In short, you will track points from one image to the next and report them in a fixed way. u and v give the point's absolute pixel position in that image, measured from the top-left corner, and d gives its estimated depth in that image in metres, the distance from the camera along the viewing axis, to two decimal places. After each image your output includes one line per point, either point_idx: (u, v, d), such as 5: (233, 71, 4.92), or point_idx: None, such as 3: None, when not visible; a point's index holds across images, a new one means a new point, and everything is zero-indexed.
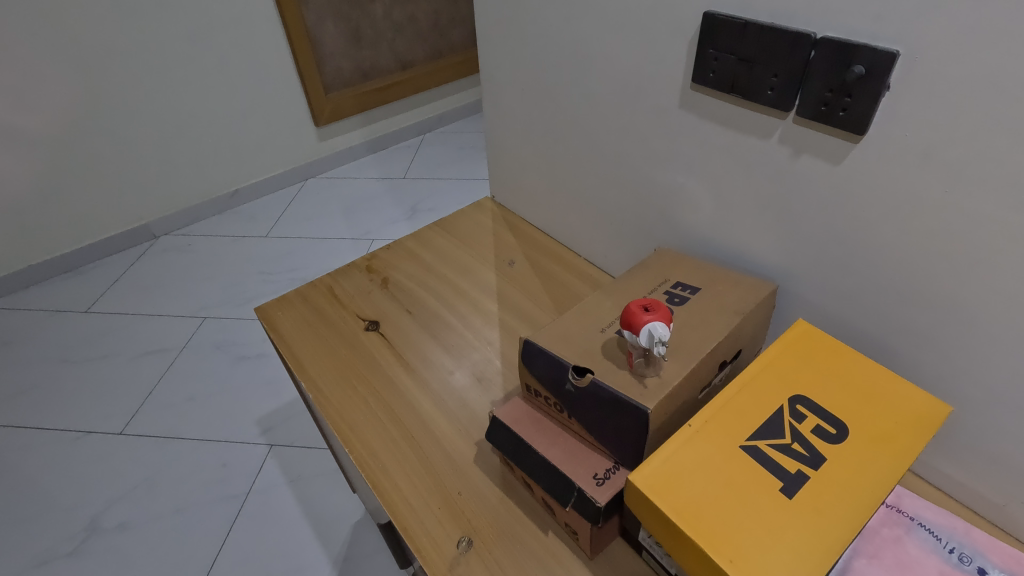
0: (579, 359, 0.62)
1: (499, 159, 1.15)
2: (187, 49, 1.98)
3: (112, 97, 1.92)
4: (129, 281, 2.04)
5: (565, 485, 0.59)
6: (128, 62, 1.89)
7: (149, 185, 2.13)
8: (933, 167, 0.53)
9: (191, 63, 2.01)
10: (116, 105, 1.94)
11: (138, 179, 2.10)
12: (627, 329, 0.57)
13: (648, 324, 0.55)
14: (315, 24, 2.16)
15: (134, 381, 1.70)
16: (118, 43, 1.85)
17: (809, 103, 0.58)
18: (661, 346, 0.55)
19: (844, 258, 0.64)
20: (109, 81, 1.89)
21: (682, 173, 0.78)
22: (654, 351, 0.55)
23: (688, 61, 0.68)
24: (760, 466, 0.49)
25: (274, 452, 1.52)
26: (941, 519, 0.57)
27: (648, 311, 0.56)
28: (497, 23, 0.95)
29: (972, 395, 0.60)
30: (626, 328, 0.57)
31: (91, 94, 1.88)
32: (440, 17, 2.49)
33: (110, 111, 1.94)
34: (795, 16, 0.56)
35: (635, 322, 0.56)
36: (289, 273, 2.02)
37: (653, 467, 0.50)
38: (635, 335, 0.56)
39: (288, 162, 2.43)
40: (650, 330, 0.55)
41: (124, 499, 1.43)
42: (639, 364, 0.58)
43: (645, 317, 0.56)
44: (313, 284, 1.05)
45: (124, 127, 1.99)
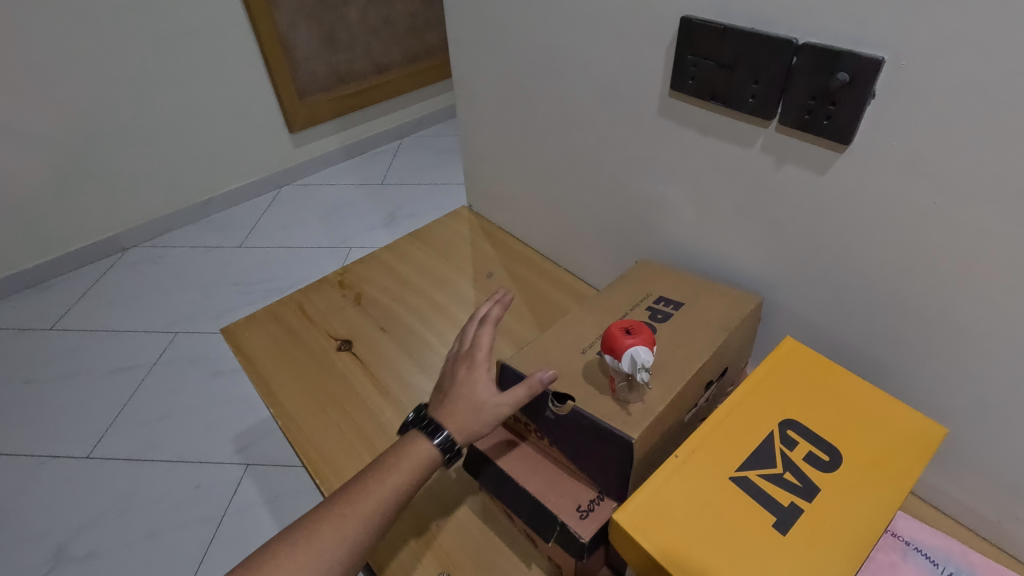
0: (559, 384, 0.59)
1: (475, 167, 1.12)
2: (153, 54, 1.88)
3: (75, 109, 1.81)
4: (97, 296, 1.95)
5: (547, 519, 0.56)
6: (91, 70, 1.79)
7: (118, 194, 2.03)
8: (922, 175, 0.50)
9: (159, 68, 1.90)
10: (79, 119, 1.83)
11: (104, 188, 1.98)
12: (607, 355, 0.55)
13: (630, 348, 0.52)
14: (287, 29, 2.08)
15: (103, 402, 1.62)
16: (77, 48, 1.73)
17: (792, 112, 0.56)
18: (644, 372, 0.52)
19: (831, 271, 0.62)
20: (68, 88, 1.77)
21: (662, 182, 0.75)
22: (637, 377, 0.52)
23: (666, 66, 0.66)
24: (751, 500, 0.47)
25: (250, 471, 1.45)
26: (936, 542, 0.55)
27: (629, 335, 0.54)
28: (469, 26, 0.91)
29: (964, 411, 0.58)
30: (607, 353, 0.54)
31: (53, 106, 1.77)
32: (416, 18, 2.41)
33: (73, 123, 1.83)
34: (774, 21, 0.54)
35: (616, 347, 0.53)
36: (264, 285, 1.95)
37: (639, 502, 0.47)
38: (618, 360, 0.53)
39: (262, 169, 2.32)
40: (632, 355, 0.52)
41: (93, 527, 1.36)
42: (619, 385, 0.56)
43: (626, 341, 0.53)
44: (283, 301, 1.01)
45: (89, 142, 1.89)
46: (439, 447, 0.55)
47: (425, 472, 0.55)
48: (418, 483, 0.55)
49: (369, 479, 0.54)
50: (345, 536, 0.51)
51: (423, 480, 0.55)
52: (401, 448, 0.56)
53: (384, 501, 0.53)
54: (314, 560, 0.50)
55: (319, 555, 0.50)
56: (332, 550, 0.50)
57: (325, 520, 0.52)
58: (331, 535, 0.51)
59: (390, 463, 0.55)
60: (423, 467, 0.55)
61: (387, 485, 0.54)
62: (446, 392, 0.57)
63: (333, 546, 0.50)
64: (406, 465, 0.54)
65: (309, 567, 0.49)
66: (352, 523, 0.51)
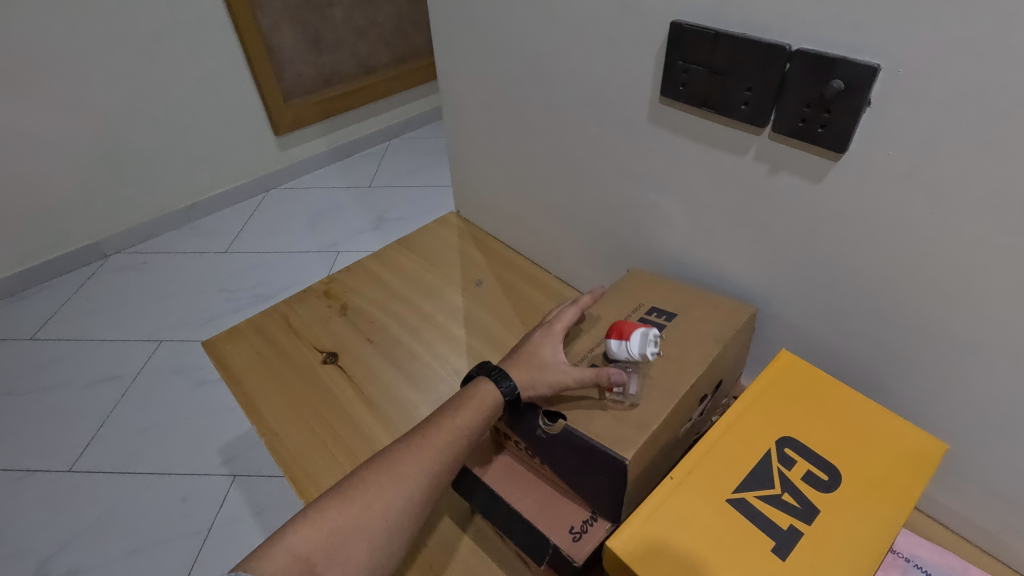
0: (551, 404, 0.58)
1: (463, 172, 1.09)
2: (125, 46, 1.66)
3: (33, 106, 1.58)
4: (78, 302, 1.75)
5: (539, 541, 0.54)
6: (51, 69, 1.57)
7: (72, 186, 1.75)
8: (918, 185, 0.49)
9: (116, 52, 1.65)
10: (43, 110, 1.61)
11: (53, 183, 1.71)
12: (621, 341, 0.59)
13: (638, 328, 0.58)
14: (271, 26, 1.87)
15: (83, 415, 1.45)
16: (46, 41, 1.53)
17: (787, 120, 0.54)
18: (654, 346, 0.57)
19: (827, 281, 0.60)
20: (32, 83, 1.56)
21: (653, 190, 0.74)
22: (647, 352, 0.57)
23: (657, 72, 0.64)
24: (749, 522, 0.46)
25: (238, 482, 1.30)
26: (938, 559, 0.56)
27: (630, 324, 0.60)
28: (457, 29, 0.88)
29: (962, 424, 0.57)
30: (613, 338, 0.58)
31: (9, 113, 1.56)
32: (404, 20, 2.20)
33: (37, 122, 1.61)
34: (767, 26, 0.52)
35: (623, 330, 0.58)
36: (252, 291, 1.76)
37: (636, 526, 0.46)
38: (626, 340, 0.57)
39: (248, 171, 2.10)
40: (642, 331, 0.57)
41: (80, 537, 1.22)
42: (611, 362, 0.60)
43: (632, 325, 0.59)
44: (267, 313, 0.98)
45: (53, 137, 1.65)
46: (505, 395, 0.57)
47: (492, 415, 0.57)
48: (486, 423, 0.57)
49: (440, 418, 0.56)
50: (423, 466, 0.53)
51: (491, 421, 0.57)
52: (469, 391, 0.58)
53: (455, 438, 0.55)
54: (397, 486, 0.52)
55: (400, 482, 0.52)
56: (413, 478, 0.53)
57: (404, 451, 0.54)
58: (411, 465, 0.53)
59: (459, 402, 0.57)
60: (493, 410, 0.57)
61: (459, 422, 0.56)
62: (518, 350, 0.61)
63: (413, 474, 0.53)
64: (474, 405, 0.56)
65: (393, 492, 0.52)
66: (429, 455, 0.54)
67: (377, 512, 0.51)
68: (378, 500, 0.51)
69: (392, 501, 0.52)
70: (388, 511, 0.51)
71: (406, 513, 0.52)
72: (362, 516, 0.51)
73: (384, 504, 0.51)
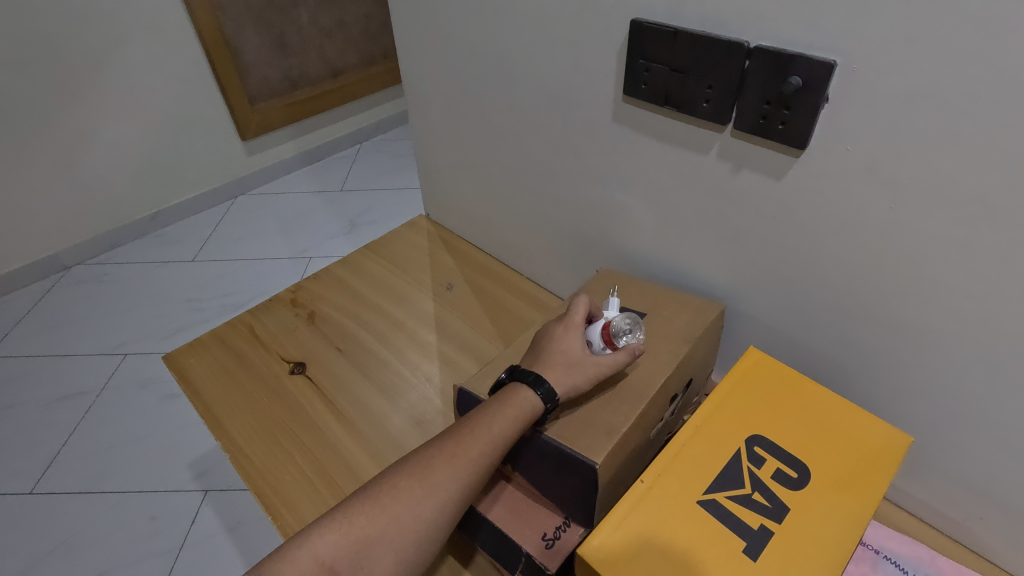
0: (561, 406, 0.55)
1: (431, 174, 1.07)
2: (79, 50, 1.59)
3: None
4: (37, 317, 1.68)
5: (511, 550, 0.54)
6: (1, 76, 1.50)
7: (27, 197, 1.67)
8: (876, 181, 0.50)
9: (70, 57, 1.58)
10: None
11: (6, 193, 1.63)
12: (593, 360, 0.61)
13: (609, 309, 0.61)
14: (233, 29, 1.82)
15: (42, 435, 1.38)
16: None
17: (747, 117, 0.54)
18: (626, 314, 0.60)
19: (791, 278, 0.61)
20: None
21: (620, 190, 0.73)
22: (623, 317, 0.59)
23: (619, 71, 0.64)
24: (720, 523, 0.46)
25: (210, 497, 1.26)
26: (906, 550, 0.56)
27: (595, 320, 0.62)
28: (419, 29, 0.86)
29: (925, 416, 0.58)
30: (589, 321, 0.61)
31: None
32: (371, 21, 2.16)
33: None
34: (726, 24, 0.52)
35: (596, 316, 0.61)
36: (220, 300, 1.71)
37: (607, 533, 0.45)
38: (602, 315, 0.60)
39: (214, 178, 2.04)
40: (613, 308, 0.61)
41: (43, 563, 1.16)
42: (609, 340, 0.57)
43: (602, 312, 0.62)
44: (231, 324, 0.95)
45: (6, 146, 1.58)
46: (537, 396, 0.52)
47: (526, 422, 0.51)
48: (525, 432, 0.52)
49: (474, 422, 0.51)
50: (455, 477, 0.48)
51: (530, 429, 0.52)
52: (508, 394, 0.52)
53: (491, 448, 0.49)
54: (429, 496, 0.47)
55: (433, 491, 0.47)
56: (445, 488, 0.48)
57: (435, 457, 0.49)
58: (444, 474, 0.48)
59: (497, 405, 0.52)
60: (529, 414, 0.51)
61: (500, 430, 0.50)
62: (540, 348, 0.57)
63: (446, 484, 0.48)
64: (511, 412, 0.51)
65: (424, 501, 0.47)
66: (464, 464, 0.49)
67: (406, 523, 0.46)
68: (408, 509, 0.46)
69: (422, 512, 0.46)
70: (416, 523, 0.46)
71: (436, 526, 0.47)
72: (390, 525, 0.46)
73: (413, 515, 0.46)
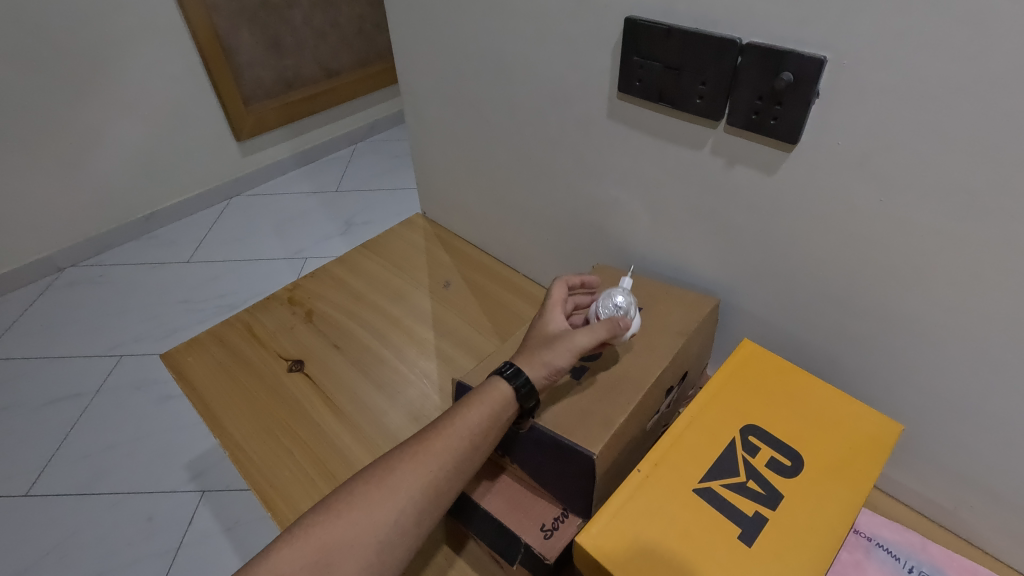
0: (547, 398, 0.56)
1: (427, 173, 1.08)
2: (73, 50, 1.58)
3: None
4: (31, 319, 1.67)
5: (510, 541, 0.54)
6: None
7: (20, 199, 1.67)
8: (866, 175, 0.50)
9: (64, 57, 1.58)
10: None
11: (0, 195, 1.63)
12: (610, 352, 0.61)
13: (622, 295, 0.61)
14: (227, 30, 1.82)
15: (37, 437, 1.37)
16: None
17: (740, 113, 0.55)
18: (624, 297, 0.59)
19: (784, 271, 0.62)
20: None
21: (616, 186, 0.74)
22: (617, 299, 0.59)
23: (614, 69, 0.64)
24: (715, 511, 0.46)
25: (207, 498, 1.26)
26: (898, 537, 0.57)
27: None
28: (415, 28, 0.87)
29: (917, 406, 0.59)
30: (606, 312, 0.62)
31: None
32: (366, 21, 2.17)
33: None
34: (718, 22, 0.53)
35: None
36: (216, 301, 1.71)
37: (604, 522, 0.46)
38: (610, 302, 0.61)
39: (209, 179, 2.03)
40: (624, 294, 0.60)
41: (39, 565, 1.16)
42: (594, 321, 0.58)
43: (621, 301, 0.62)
44: (228, 322, 0.96)
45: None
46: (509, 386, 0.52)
47: (490, 421, 0.51)
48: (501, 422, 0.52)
49: (436, 425, 0.51)
50: (416, 479, 0.48)
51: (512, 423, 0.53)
52: (480, 388, 0.53)
53: (452, 448, 0.49)
54: (389, 499, 0.47)
55: (393, 494, 0.47)
56: (406, 491, 0.47)
57: (395, 462, 0.49)
58: (404, 477, 0.48)
59: (459, 406, 0.52)
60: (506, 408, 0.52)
61: (468, 424, 0.50)
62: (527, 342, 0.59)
63: (406, 487, 0.47)
64: (473, 411, 0.51)
65: (384, 505, 0.47)
66: (432, 462, 0.48)
67: (366, 529, 0.46)
68: (369, 513, 0.46)
69: (384, 515, 0.46)
70: (376, 528, 0.46)
71: (399, 530, 0.46)
72: (359, 527, 0.46)
73: (374, 520, 0.46)
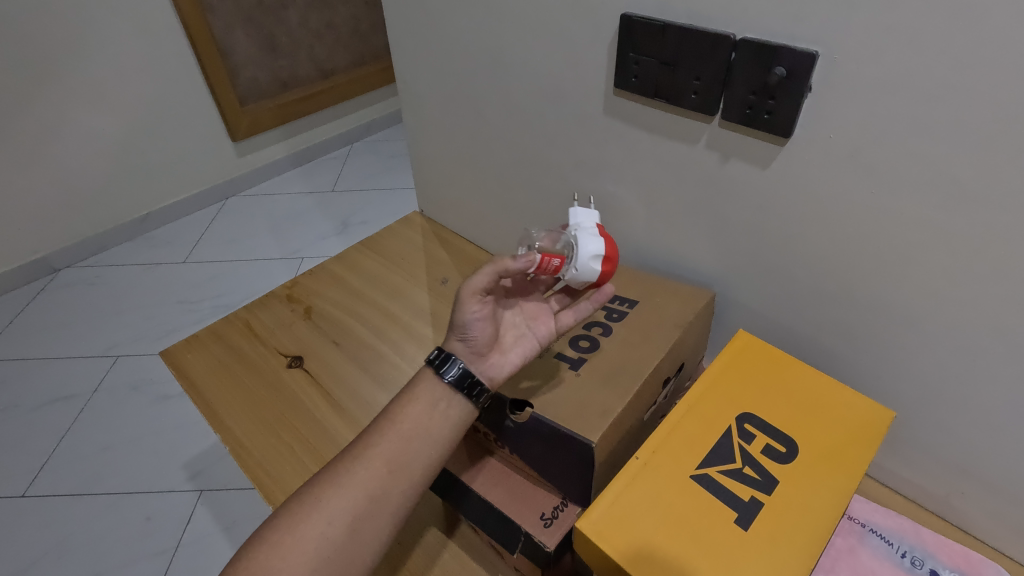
0: (508, 379, 0.57)
1: (425, 171, 1.09)
2: (68, 50, 1.58)
3: None
4: (26, 320, 1.67)
5: (510, 530, 0.55)
6: None
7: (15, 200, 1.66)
8: (858, 168, 0.52)
9: (58, 57, 1.58)
10: None
11: None
12: (603, 295, 0.59)
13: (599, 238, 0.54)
14: (223, 30, 1.82)
15: (33, 438, 1.37)
16: None
17: (734, 107, 0.56)
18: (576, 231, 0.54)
19: (777, 263, 0.63)
20: None
21: (612, 182, 0.75)
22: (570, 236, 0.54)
23: (610, 65, 0.65)
24: (712, 496, 0.47)
25: (205, 497, 1.25)
26: (892, 524, 0.58)
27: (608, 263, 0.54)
28: (412, 27, 0.88)
29: (908, 396, 0.60)
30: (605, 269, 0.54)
31: None
32: (361, 22, 2.17)
33: None
34: (712, 18, 0.54)
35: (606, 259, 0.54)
36: (212, 301, 1.71)
37: (603, 508, 0.47)
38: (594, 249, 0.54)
39: (205, 179, 2.03)
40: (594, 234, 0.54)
41: (37, 566, 1.16)
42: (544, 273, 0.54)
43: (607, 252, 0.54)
44: (227, 319, 0.96)
45: None
46: (451, 383, 0.53)
47: (412, 422, 0.52)
48: (445, 415, 0.53)
49: (361, 439, 0.53)
50: (343, 491, 0.50)
51: (458, 414, 0.54)
52: (402, 395, 0.55)
53: (374, 454, 0.51)
54: (316, 516, 0.49)
55: (319, 510, 0.49)
56: (331, 506, 0.49)
57: (323, 480, 0.51)
58: (330, 492, 0.50)
59: (383, 418, 0.54)
60: (448, 398, 0.53)
61: (407, 426, 0.52)
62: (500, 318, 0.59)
63: (331, 501, 0.49)
64: (395, 418, 0.53)
65: (312, 522, 0.49)
66: (355, 471, 0.50)
67: (295, 548, 0.47)
68: (297, 532, 0.48)
69: (311, 531, 0.48)
70: (305, 544, 0.48)
71: (327, 541, 0.48)
72: (302, 535, 0.48)
73: (302, 537, 0.48)
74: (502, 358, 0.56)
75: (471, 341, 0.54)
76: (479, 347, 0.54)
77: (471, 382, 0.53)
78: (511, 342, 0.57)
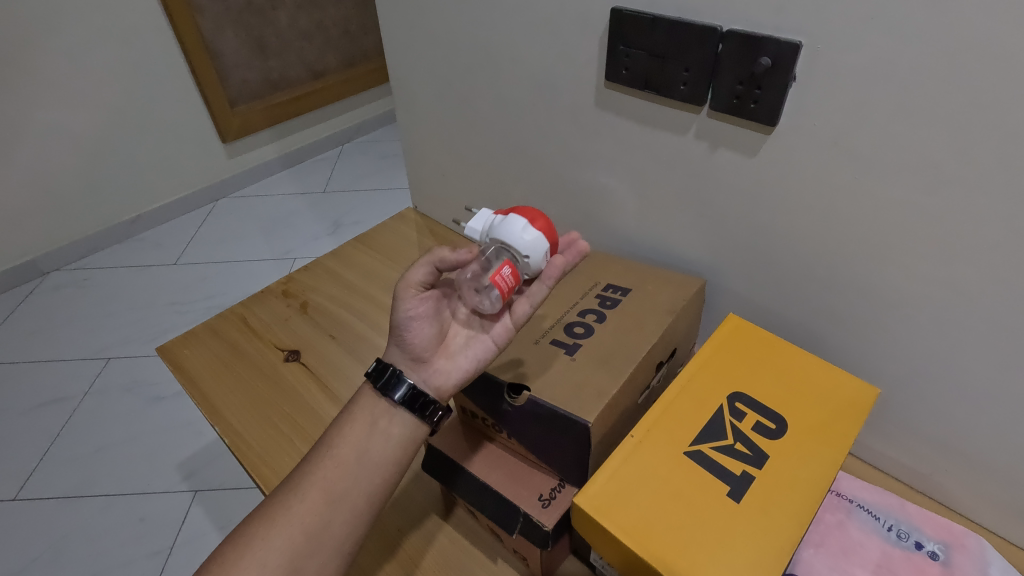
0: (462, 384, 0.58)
1: (419, 168, 1.10)
2: (57, 52, 1.58)
3: None
4: (15, 323, 1.65)
5: (509, 510, 0.57)
6: None
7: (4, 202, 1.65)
8: (841, 155, 0.53)
9: (47, 59, 1.57)
10: None
11: None
12: (555, 268, 0.53)
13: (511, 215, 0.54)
14: (212, 31, 1.82)
15: (25, 440, 1.36)
16: None
17: (721, 97, 0.58)
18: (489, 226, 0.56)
19: (765, 250, 0.65)
20: None
21: (604, 174, 0.76)
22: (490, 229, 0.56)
23: (601, 58, 0.67)
24: (705, 471, 0.49)
25: (200, 498, 1.25)
26: (878, 499, 0.60)
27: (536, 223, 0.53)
28: (405, 24, 0.89)
29: (892, 376, 0.62)
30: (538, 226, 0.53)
31: None
32: (351, 22, 2.17)
33: None
34: (700, 11, 0.56)
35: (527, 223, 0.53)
36: (204, 302, 1.71)
37: (599, 485, 0.48)
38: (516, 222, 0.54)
39: (196, 180, 2.03)
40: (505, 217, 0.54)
41: (31, 567, 1.15)
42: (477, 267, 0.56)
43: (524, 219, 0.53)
44: (223, 315, 0.96)
45: None
46: (401, 403, 0.55)
47: (349, 449, 0.54)
48: (384, 432, 0.55)
49: (297, 475, 0.54)
50: (280, 530, 0.51)
51: (400, 431, 0.55)
52: (338, 423, 0.56)
53: (310, 489, 0.52)
54: (254, 558, 0.50)
55: (257, 553, 0.50)
56: (270, 546, 0.50)
57: (260, 522, 0.52)
58: (267, 532, 0.51)
59: (318, 451, 0.55)
60: (388, 415, 0.56)
61: (343, 452, 0.54)
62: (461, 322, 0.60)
63: (269, 542, 0.50)
64: (331, 449, 0.54)
65: (250, 564, 0.49)
66: (294, 508, 0.52)
67: None
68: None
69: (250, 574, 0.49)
70: None
71: None
72: None
73: None
74: (449, 363, 0.58)
75: (408, 349, 0.57)
76: (418, 353, 0.57)
77: (416, 399, 0.55)
78: (461, 345, 0.59)
